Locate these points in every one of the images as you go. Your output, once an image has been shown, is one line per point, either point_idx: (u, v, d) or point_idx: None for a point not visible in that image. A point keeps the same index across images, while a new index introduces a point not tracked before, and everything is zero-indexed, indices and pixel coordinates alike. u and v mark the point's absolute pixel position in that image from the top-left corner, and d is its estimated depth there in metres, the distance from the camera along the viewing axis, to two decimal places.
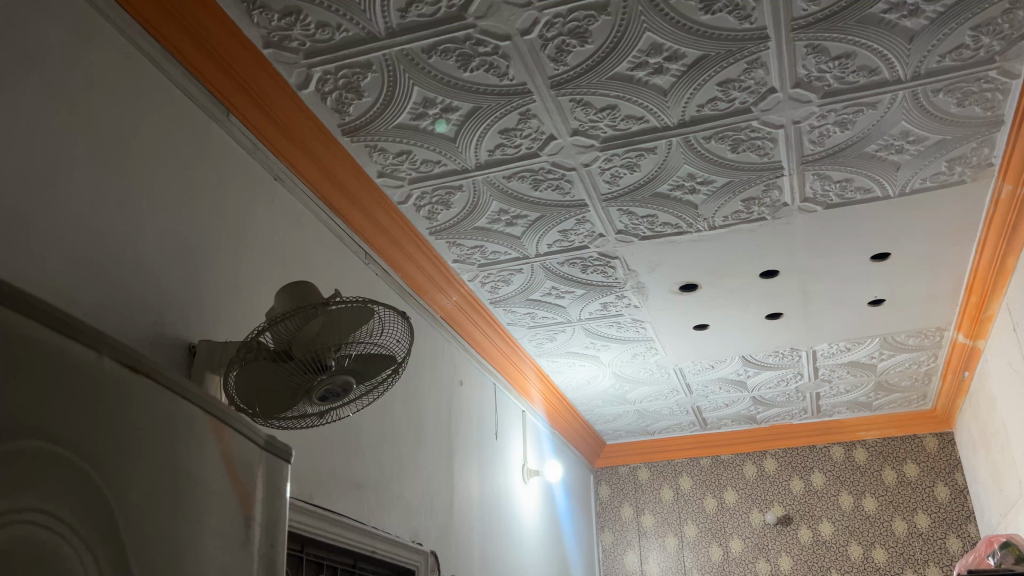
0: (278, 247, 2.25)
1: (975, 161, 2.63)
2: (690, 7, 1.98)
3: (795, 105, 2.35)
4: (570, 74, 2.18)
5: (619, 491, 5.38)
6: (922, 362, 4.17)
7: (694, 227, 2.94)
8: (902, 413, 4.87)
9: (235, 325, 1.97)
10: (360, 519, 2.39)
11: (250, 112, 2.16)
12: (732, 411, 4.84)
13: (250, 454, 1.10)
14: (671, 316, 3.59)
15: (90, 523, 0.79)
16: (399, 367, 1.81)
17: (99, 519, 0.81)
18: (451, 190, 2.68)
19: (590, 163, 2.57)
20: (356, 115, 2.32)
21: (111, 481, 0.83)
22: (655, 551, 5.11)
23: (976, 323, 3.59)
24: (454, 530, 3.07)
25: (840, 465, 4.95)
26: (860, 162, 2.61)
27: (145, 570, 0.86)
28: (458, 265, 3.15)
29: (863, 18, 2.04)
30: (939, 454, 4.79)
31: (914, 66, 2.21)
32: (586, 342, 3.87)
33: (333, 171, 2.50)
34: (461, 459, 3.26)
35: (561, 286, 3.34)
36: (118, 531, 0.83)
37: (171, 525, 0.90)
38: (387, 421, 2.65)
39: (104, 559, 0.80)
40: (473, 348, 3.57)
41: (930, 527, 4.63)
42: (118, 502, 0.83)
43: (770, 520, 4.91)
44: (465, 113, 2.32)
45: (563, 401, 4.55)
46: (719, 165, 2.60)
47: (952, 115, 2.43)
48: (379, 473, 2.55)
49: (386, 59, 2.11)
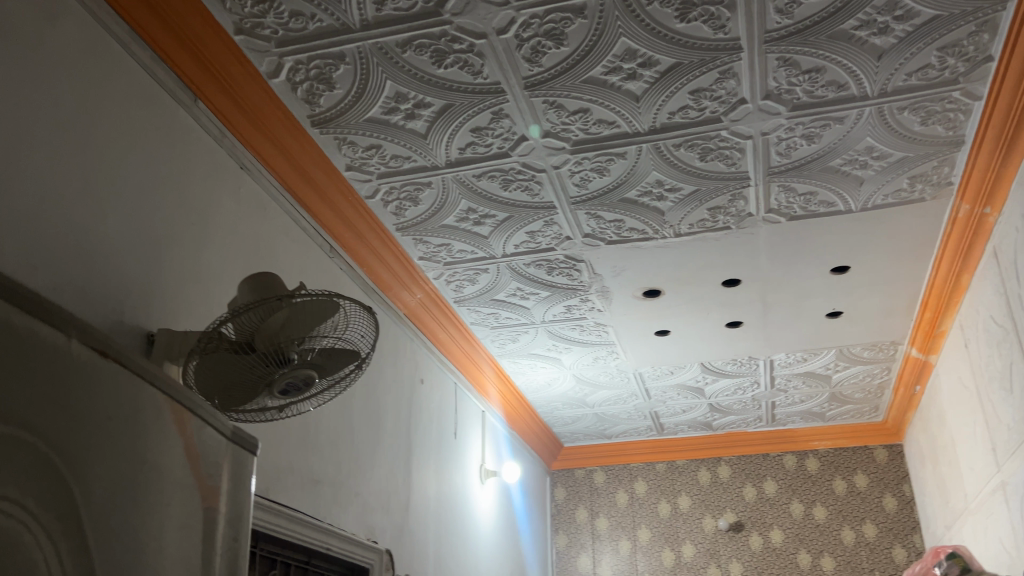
0: (243, 237, 2.22)
1: (935, 180, 2.69)
2: (666, 14, 1.99)
3: (764, 117, 2.37)
4: (544, 76, 2.18)
5: (575, 494, 5.40)
6: (875, 375, 4.25)
7: (660, 233, 2.96)
8: (854, 425, 4.96)
9: (197, 315, 1.93)
10: (316, 515, 2.36)
11: (220, 99, 2.13)
12: (689, 417, 4.88)
13: (215, 445, 1.08)
14: (634, 321, 3.61)
15: (54, 512, 0.77)
16: (363, 362, 1.80)
17: (63, 507, 0.79)
18: (420, 187, 2.66)
19: (560, 166, 2.58)
20: (327, 107, 2.30)
21: (77, 469, 0.81)
22: (608, 553, 5.13)
23: (929, 338, 3.67)
24: (410, 529, 3.05)
25: (792, 474, 5.03)
26: (825, 176, 2.65)
27: (108, 562, 0.83)
28: (424, 263, 3.14)
29: (834, 33, 2.07)
30: (888, 465, 4.89)
31: (881, 83, 2.25)
32: (549, 345, 3.87)
33: (301, 163, 2.47)
34: (419, 457, 3.24)
35: (526, 287, 3.34)
36: (81, 521, 0.81)
37: (134, 515, 0.88)
38: (346, 417, 2.62)
39: (66, 550, 0.78)
40: (436, 346, 3.56)
41: (877, 536, 4.73)
42: (83, 490, 0.81)
43: (722, 526, 4.96)
44: (437, 111, 2.31)
45: (522, 402, 4.54)
46: (688, 173, 2.62)
47: (916, 134, 2.47)
48: (336, 470, 2.52)
49: (360, 52, 2.09)
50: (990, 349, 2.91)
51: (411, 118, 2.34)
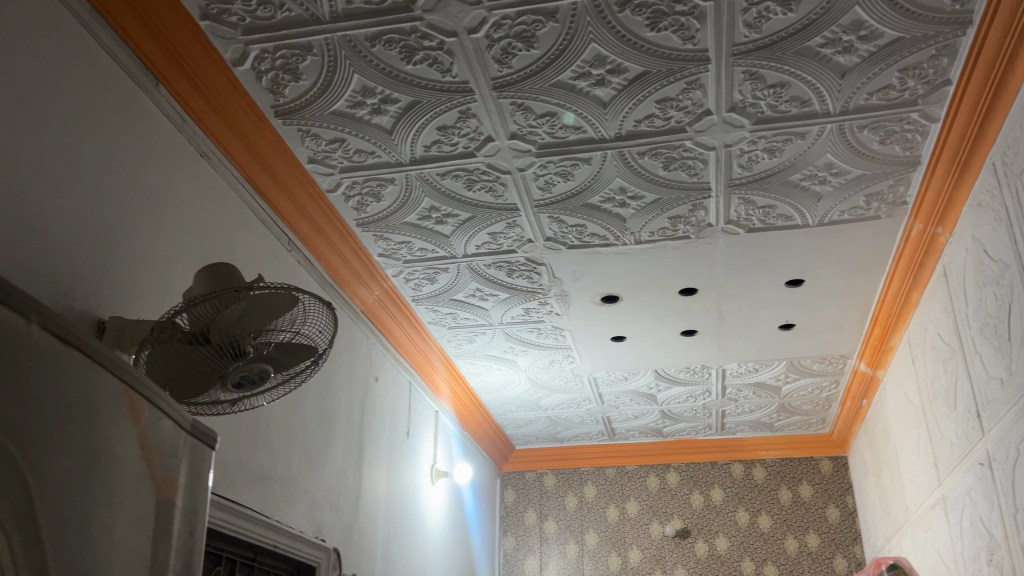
0: (200, 226, 2.17)
1: (890, 199, 2.74)
2: (637, 22, 2.00)
3: (728, 129, 2.40)
4: (513, 77, 2.18)
5: (524, 497, 5.39)
6: (824, 388, 4.33)
7: (621, 240, 2.97)
8: (800, 436, 5.05)
9: (150, 304, 1.88)
10: (264, 511, 2.32)
11: (181, 84, 2.07)
12: (640, 423, 4.91)
13: (174, 437, 1.09)
14: (591, 326, 3.63)
15: (18, 505, 0.77)
16: (320, 358, 1.77)
17: (27, 501, 0.78)
18: (383, 183, 2.63)
19: (525, 168, 2.57)
20: (291, 97, 2.26)
21: (38, 462, 0.80)
22: (556, 557, 5.14)
23: (877, 353, 3.75)
24: (358, 529, 3.02)
25: (739, 482, 5.10)
26: (784, 190, 2.69)
27: (69, 556, 0.83)
28: (383, 260, 3.11)
29: (800, 49, 2.10)
30: (833, 477, 4.99)
31: (843, 101, 2.29)
32: (505, 347, 3.87)
33: (262, 154, 2.42)
34: (371, 456, 3.21)
35: (486, 289, 3.33)
36: (44, 514, 0.80)
37: (92, 508, 0.88)
38: (298, 412, 2.58)
39: (30, 545, 0.77)
40: (392, 345, 3.53)
41: (820, 546, 4.81)
42: (45, 483, 0.81)
43: (668, 533, 5.00)
44: (404, 107, 2.29)
45: (476, 403, 4.53)
46: (651, 181, 2.64)
47: (875, 152, 2.52)
48: (286, 466, 2.48)
49: (328, 43, 2.06)
50: (935, 366, 2.98)
51: (377, 113, 2.32)
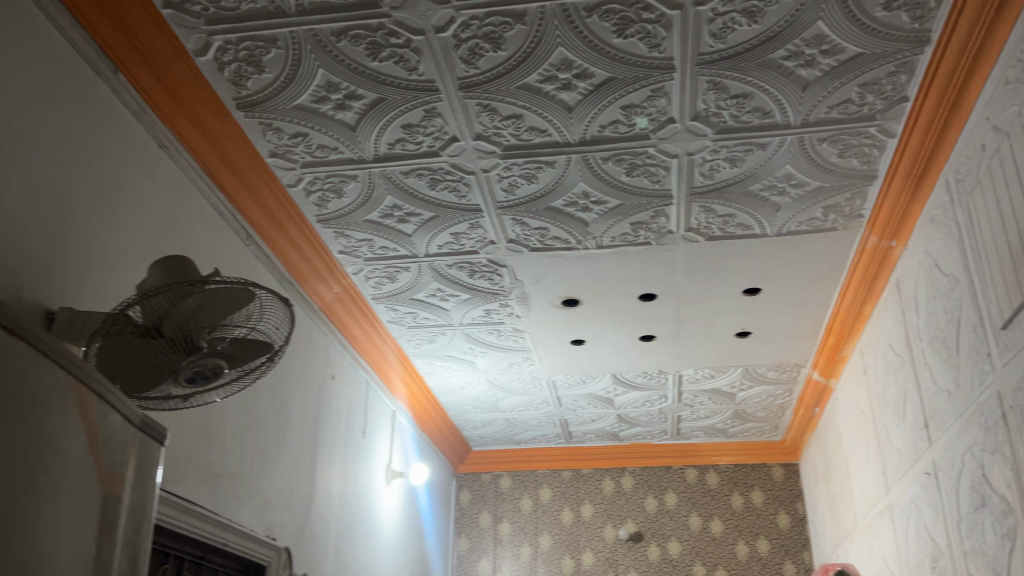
0: (155, 217, 2.13)
1: (847, 211, 2.79)
2: (605, 28, 2.01)
3: (691, 137, 2.42)
4: (480, 78, 2.17)
5: (479, 498, 5.38)
6: (778, 395, 4.39)
7: (583, 244, 2.99)
8: (754, 443, 5.12)
9: (102, 296, 1.84)
10: (214, 509, 2.28)
11: (141, 73, 2.03)
12: (597, 427, 4.94)
13: (123, 433, 1.10)
14: (551, 329, 3.64)
15: None
16: (275, 355, 1.75)
17: None
18: (345, 179, 2.61)
19: (489, 170, 2.57)
20: (254, 90, 2.23)
21: None
22: (509, 559, 5.14)
23: (830, 363, 3.81)
24: (311, 528, 2.99)
25: (693, 487, 5.15)
26: (744, 200, 2.73)
27: (15, 545, 0.84)
28: (343, 257, 3.08)
29: (764, 61, 2.13)
30: (784, 483, 5.06)
31: (804, 114, 2.32)
32: (465, 347, 3.86)
33: (222, 146, 2.38)
34: (325, 455, 3.18)
35: (446, 289, 3.32)
36: None
37: (39, 500, 0.89)
38: (252, 409, 2.55)
39: None
40: (350, 343, 3.50)
41: (769, 552, 4.88)
42: None
43: (622, 536, 5.03)
44: (369, 103, 2.27)
45: (433, 404, 4.51)
46: (614, 187, 2.65)
47: (834, 165, 2.56)
48: (239, 463, 2.45)
49: (293, 37, 2.04)
50: (886, 377, 3.04)
51: (341, 109, 2.30)
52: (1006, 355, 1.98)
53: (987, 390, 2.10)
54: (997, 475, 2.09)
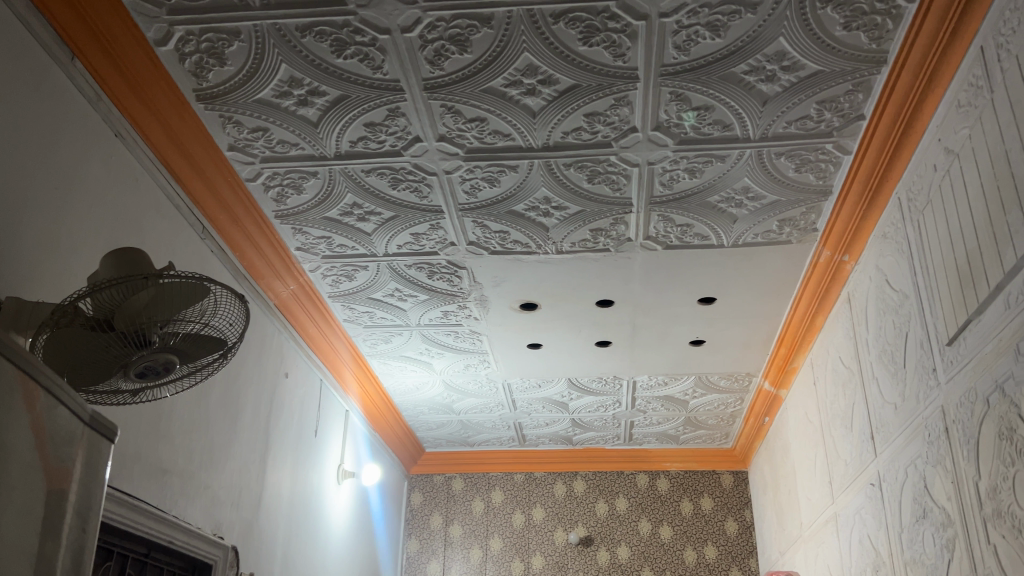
0: (109, 207, 2.09)
1: (802, 225, 2.85)
2: (570, 35, 2.03)
3: (652, 147, 2.45)
4: (444, 79, 2.17)
5: (431, 500, 5.36)
6: (729, 404, 4.46)
7: (543, 248, 3.00)
8: (704, 449, 5.19)
9: (53, 288, 1.81)
10: (161, 507, 2.25)
11: (98, 61, 1.99)
12: (551, 431, 4.96)
13: (71, 429, 1.08)
14: (508, 332, 3.65)
15: None
16: (228, 352, 1.72)
17: None
18: (305, 176, 2.59)
19: (452, 171, 2.56)
20: (215, 82, 2.20)
21: None
22: (459, 561, 5.13)
23: (781, 374, 3.88)
24: (259, 527, 2.95)
25: (643, 493, 5.19)
26: (702, 211, 2.76)
27: None
28: (301, 254, 3.05)
29: (725, 75, 2.16)
30: (732, 490, 5.14)
31: (763, 127, 2.36)
32: (421, 348, 3.85)
33: (181, 139, 2.34)
34: (276, 453, 3.14)
35: (404, 289, 3.31)
36: None
37: None
38: (202, 404, 2.51)
39: None
40: (305, 341, 3.46)
41: (717, 558, 4.95)
42: None
43: (572, 540, 5.05)
44: (332, 100, 2.26)
45: (387, 404, 4.48)
46: (575, 193, 2.67)
47: (791, 179, 2.61)
48: (187, 460, 2.41)
49: (256, 30, 2.02)
50: (835, 389, 3.10)
51: (303, 105, 2.28)
52: (950, 370, 2.04)
53: (932, 404, 2.16)
54: (938, 487, 2.14)
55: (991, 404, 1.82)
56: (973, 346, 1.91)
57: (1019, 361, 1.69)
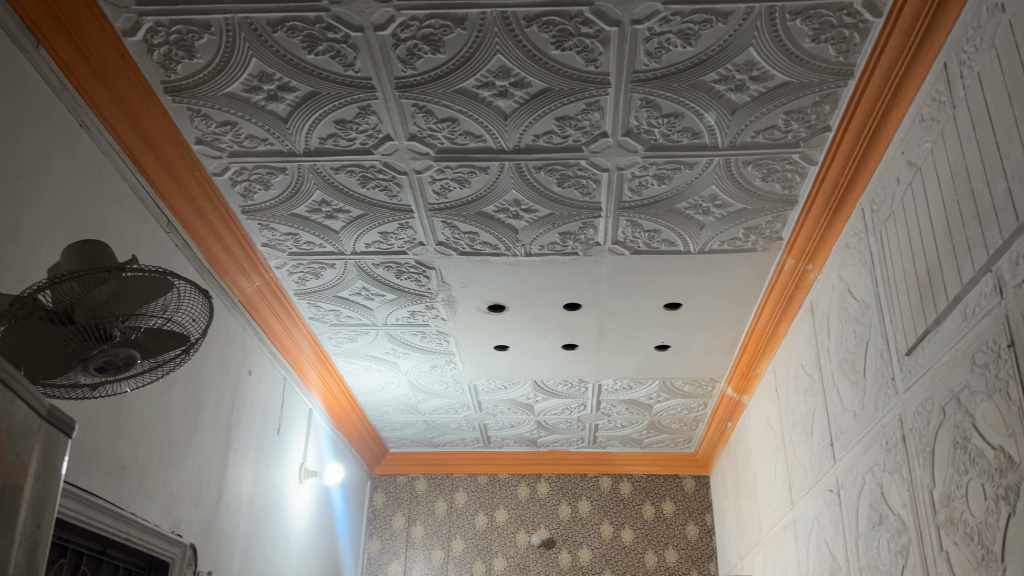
0: (72, 198, 2.05)
1: (767, 233, 2.88)
2: (543, 39, 2.03)
3: (622, 152, 2.46)
4: (416, 79, 2.17)
5: (393, 500, 5.33)
6: (693, 409, 4.50)
7: (512, 251, 3.00)
8: (667, 454, 5.24)
9: (11, 278, 1.77)
10: (118, 503, 2.21)
11: (64, 50, 1.96)
12: (516, 433, 4.96)
13: (27, 423, 1.06)
14: (476, 333, 3.65)
15: None
16: (190, 348, 1.71)
17: None
18: (273, 171, 2.57)
19: (422, 171, 2.56)
20: (184, 75, 2.18)
21: None
22: (420, 562, 5.11)
23: (744, 380, 3.92)
24: (218, 526, 2.91)
25: (606, 495, 5.21)
26: (670, 217, 2.79)
27: None
28: (267, 250, 3.03)
29: (695, 83, 2.18)
30: (694, 495, 5.19)
31: (731, 136, 2.39)
32: (387, 348, 3.83)
33: (147, 131, 2.31)
34: (237, 451, 3.11)
35: (372, 288, 3.29)
36: None
37: None
38: (163, 400, 2.48)
39: None
40: (269, 338, 3.42)
41: (677, 562, 4.99)
42: None
43: (534, 542, 5.06)
44: (302, 96, 2.24)
45: (351, 404, 4.45)
46: (545, 196, 2.68)
47: (757, 188, 2.64)
48: (146, 456, 2.37)
49: (227, 24, 2.00)
50: (797, 395, 3.14)
51: (273, 100, 2.26)
52: (909, 380, 2.07)
53: (890, 412, 2.20)
54: (894, 494, 2.18)
55: (947, 414, 1.85)
56: (930, 357, 1.95)
57: (975, 372, 1.73)
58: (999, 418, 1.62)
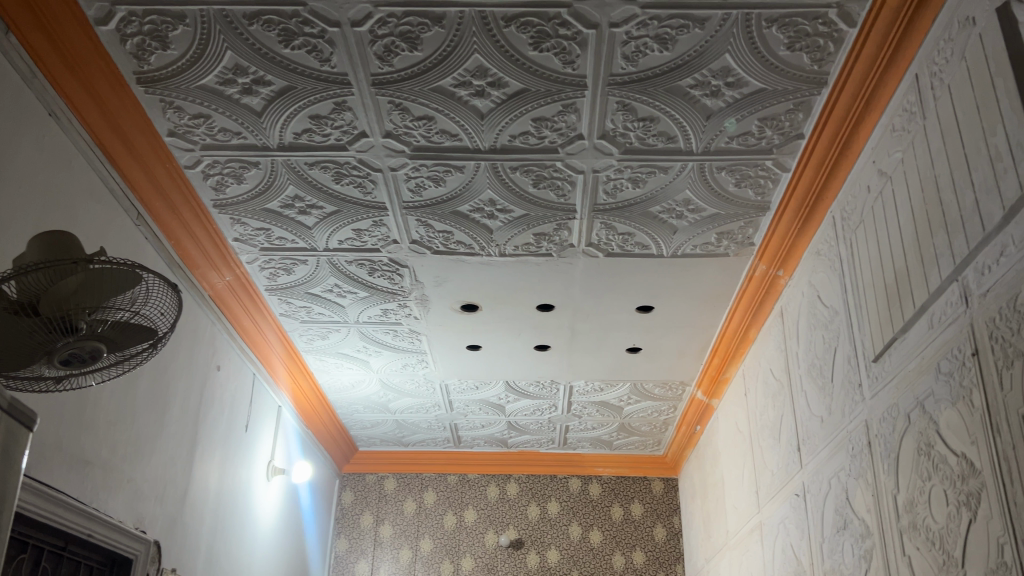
0: (40, 188, 2.02)
1: (739, 239, 2.90)
2: (521, 40, 2.03)
3: (597, 155, 2.47)
4: (393, 76, 2.16)
5: (362, 499, 5.30)
6: (663, 412, 4.52)
7: (486, 250, 3.00)
8: (636, 456, 5.26)
9: None
10: (81, 499, 2.18)
11: (35, 37, 1.93)
12: (486, 433, 4.96)
13: None
14: (448, 333, 3.64)
15: None
16: (158, 342, 1.69)
17: None
18: (246, 165, 2.55)
19: (397, 168, 2.55)
20: (157, 66, 2.15)
21: None
22: (388, 561, 5.09)
23: (714, 384, 3.95)
24: (183, 523, 2.88)
25: (575, 496, 5.23)
26: (644, 220, 2.80)
27: None
28: (238, 245, 3.00)
29: (671, 88, 2.19)
30: (663, 497, 5.22)
31: (705, 141, 2.40)
32: (358, 346, 3.81)
33: (118, 122, 2.28)
34: (203, 448, 3.07)
35: (344, 286, 3.27)
36: None
37: None
38: (129, 396, 2.44)
39: None
40: (239, 334, 3.39)
41: (644, 564, 5.01)
42: None
43: (503, 543, 5.06)
44: (277, 91, 2.22)
45: (321, 401, 4.42)
46: (520, 197, 2.68)
47: (730, 193, 2.66)
48: (111, 452, 2.34)
49: (202, 15, 1.98)
50: (765, 400, 3.17)
51: (248, 94, 2.24)
52: (875, 387, 2.10)
53: (856, 418, 2.22)
54: (859, 499, 2.20)
55: (912, 420, 1.88)
56: (897, 364, 1.97)
57: (940, 379, 1.75)
58: (962, 426, 1.65)
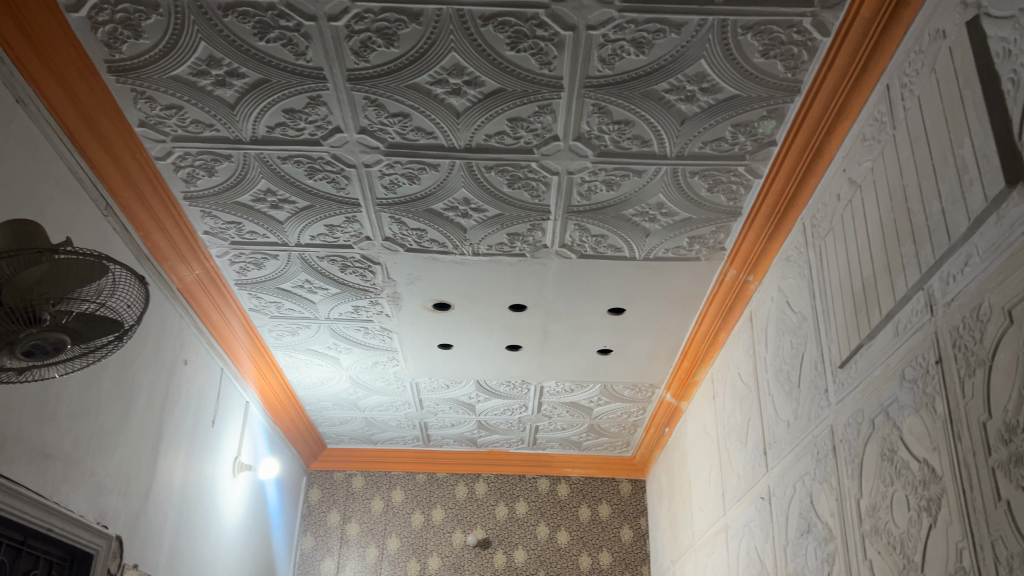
0: (6, 176, 1.98)
1: (711, 243, 2.93)
2: (498, 39, 2.03)
3: (572, 157, 2.48)
4: (369, 72, 2.15)
5: (330, 497, 5.27)
6: (632, 413, 4.55)
7: (459, 249, 2.99)
8: (605, 457, 5.28)
9: None
10: (42, 492, 2.15)
11: (3, 22, 1.89)
12: (456, 432, 4.95)
13: None
14: (419, 331, 3.63)
15: None
16: (124, 334, 1.67)
17: None
18: (219, 158, 2.52)
19: (371, 165, 2.54)
20: (129, 55, 2.12)
21: None
22: (354, 559, 5.05)
23: (683, 386, 3.98)
24: (146, 519, 2.84)
25: (543, 497, 5.24)
26: (617, 223, 2.81)
27: None
28: (209, 238, 2.97)
29: (647, 91, 2.20)
30: (630, 498, 5.24)
31: (679, 145, 2.42)
32: (328, 342, 3.79)
33: (88, 111, 2.25)
34: (169, 443, 3.04)
35: (315, 281, 3.25)
36: None
37: None
38: (94, 388, 2.41)
39: None
40: (207, 328, 3.36)
41: (610, 564, 5.03)
42: None
43: (470, 542, 5.05)
44: (251, 83, 2.20)
45: (290, 398, 4.39)
46: (494, 196, 2.68)
47: (702, 198, 2.68)
48: (73, 446, 2.31)
49: (176, 6, 1.96)
50: (733, 403, 3.20)
51: (221, 86, 2.22)
52: (841, 392, 2.13)
53: (822, 423, 2.25)
54: (823, 503, 2.23)
55: (876, 426, 1.90)
56: (863, 370, 2.00)
57: (904, 386, 1.78)
58: (925, 432, 1.67)
